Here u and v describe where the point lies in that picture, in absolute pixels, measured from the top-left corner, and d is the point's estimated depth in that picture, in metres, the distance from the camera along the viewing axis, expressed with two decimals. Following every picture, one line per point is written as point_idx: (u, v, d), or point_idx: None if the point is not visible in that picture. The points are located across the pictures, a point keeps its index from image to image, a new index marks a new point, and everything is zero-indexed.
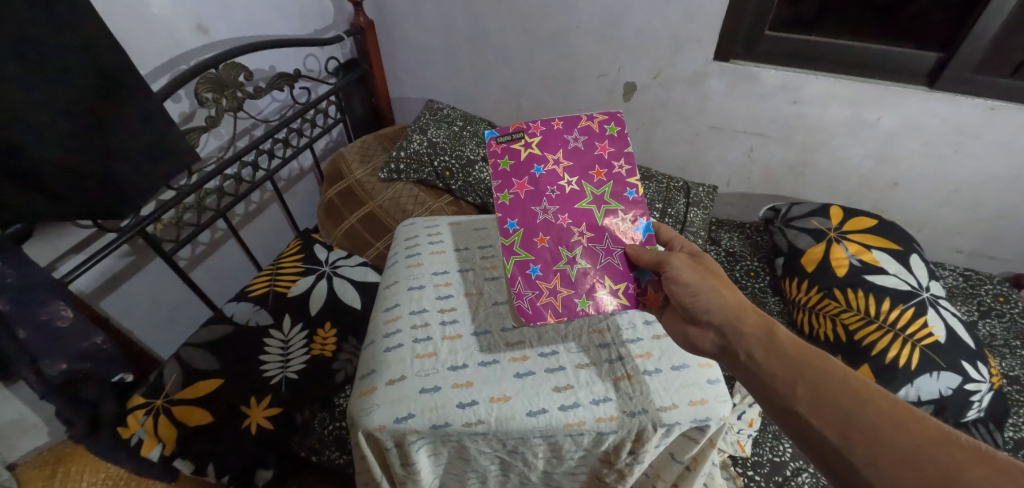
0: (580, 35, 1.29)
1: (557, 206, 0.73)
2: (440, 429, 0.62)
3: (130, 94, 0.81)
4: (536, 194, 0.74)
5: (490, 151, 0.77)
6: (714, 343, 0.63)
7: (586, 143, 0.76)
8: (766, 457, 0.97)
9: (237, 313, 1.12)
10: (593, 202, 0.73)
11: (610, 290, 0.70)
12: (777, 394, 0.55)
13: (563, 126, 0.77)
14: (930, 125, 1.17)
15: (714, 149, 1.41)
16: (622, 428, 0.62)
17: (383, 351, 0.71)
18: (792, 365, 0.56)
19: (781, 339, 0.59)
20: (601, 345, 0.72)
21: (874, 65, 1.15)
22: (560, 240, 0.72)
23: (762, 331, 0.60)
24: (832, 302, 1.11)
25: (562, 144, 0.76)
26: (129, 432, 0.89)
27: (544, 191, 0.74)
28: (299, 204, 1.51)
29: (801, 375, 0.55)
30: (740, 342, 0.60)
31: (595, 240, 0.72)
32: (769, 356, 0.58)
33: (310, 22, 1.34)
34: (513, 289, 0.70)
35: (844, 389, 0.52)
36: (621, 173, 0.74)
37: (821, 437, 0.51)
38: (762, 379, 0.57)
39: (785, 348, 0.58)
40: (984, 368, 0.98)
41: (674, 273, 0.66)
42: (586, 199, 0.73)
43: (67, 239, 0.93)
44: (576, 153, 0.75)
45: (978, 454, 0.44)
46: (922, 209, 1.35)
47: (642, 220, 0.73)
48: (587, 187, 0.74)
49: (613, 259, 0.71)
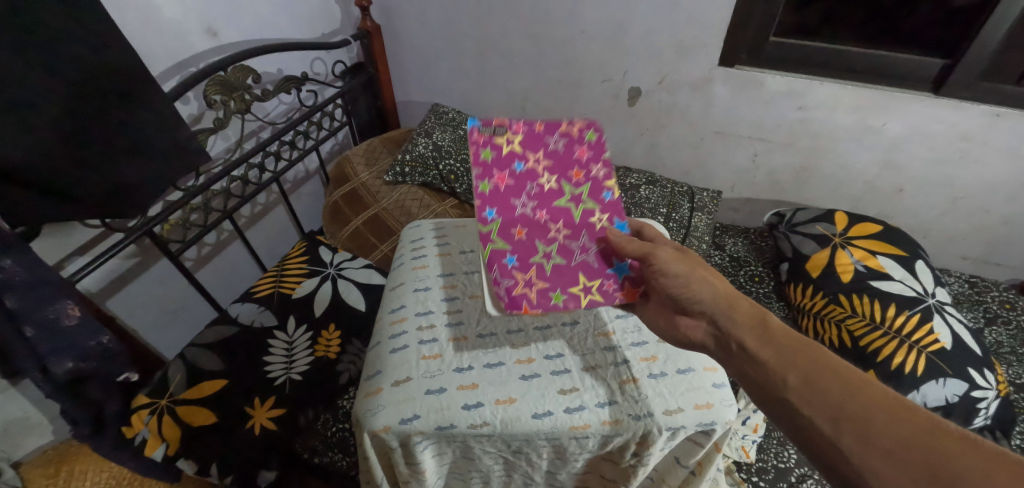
0: (585, 40, 1.30)
1: (535, 202, 0.75)
2: (445, 431, 0.61)
3: (140, 96, 0.82)
4: (516, 188, 0.76)
5: (472, 140, 0.78)
6: (705, 334, 0.62)
7: (566, 145, 0.79)
8: (771, 463, 0.96)
9: (241, 314, 1.13)
10: (570, 202, 0.76)
11: (582, 288, 0.70)
12: (767, 383, 0.54)
13: (544, 128, 0.80)
14: (935, 131, 1.17)
15: (718, 155, 1.41)
16: (626, 431, 0.61)
17: (389, 352, 0.71)
18: (782, 352, 0.55)
19: (772, 327, 0.58)
20: (606, 348, 0.71)
21: (879, 72, 1.15)
22: (536, 233, 0.74)
23: (754, 322, 0.59)
24: (837, 307, 1.11)
25: (543, 144, 0.79)
26: (133, 431, 0.90)
27: (523, 186, 0.76)
28: (304, 206, 1.51)
29: (792, 361, 0.54)
30: (731, 333, 0.59)
31: (571, 237, 0.74)
32: (759, 348, 0.56)
33: (318, 26, 1.36)
34: (489, 276, 0.69)
35: (837, 382, 0.51)
36: (598, 176, 0.78)
37: (813, 427, 0.49)
38: (753, 370, 0.56)
39: (776, 339, 0.56)
40: (991, 374, 0.98)
41: (666, 266, 0.65)
42: (563, 197, 0.76)
43: (75, 239, 0.93)
44: (556, 154, 0.79)
45: (967, 442, 0.44)
46: (927, 215, 1.35)
47: (619, 220, 0.75)
48: (565, 186, 0.77)
49: (587, 257, 0.72)
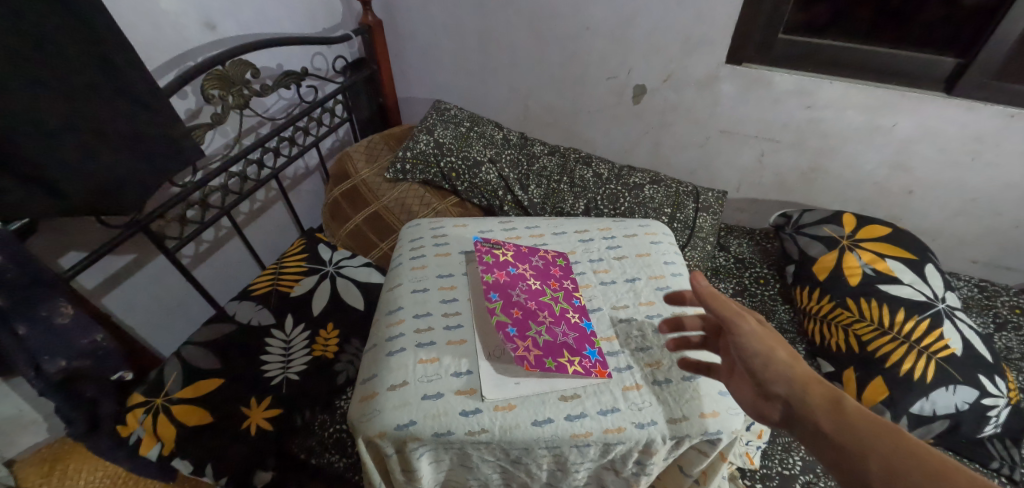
0: (590, 37, 1.28)
1: (526, 294, 0.72)
2: (443, 437, 0.59)
3: (134, 90, 0.80)
4: (511, 282, 0.73)
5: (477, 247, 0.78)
6: (777, 413, 0.51)
7: (544, 264, 0.79)
8: (776, 470, 0.94)
9: (238, 312, 1.11)
10: (552, 299, 0.73)
11: (566, 358, 0.64)
12: (849, 476, 0.44)
13: (527, 250, 0.81)
14: (947, 131, 1.14)
15: (724, 154, 1.39)
16: (629, 440, 0.59)
17: (385, 355, 0.68)
18: (865, 441, 0.45)
19: (851, 412, 0.47)
20: (610, 353, 0.67)
21: (890, 71, 1.13)
22: (529, 315, 0.69)
23: (829, 402, 0.49)
24: (844, 311, 1.08)
25: (529, 261, 0.79)
26: (128, 430, 0.90)
27: (516, 283, 0.73)
28: (304, 203, 1.50)
29: (876, 452, 0.44)
30: (808, 414, 0.48)
31: (556, 323, 0.69)
32: (842, 435, 0.46)
33: (318, 20, 1.34)
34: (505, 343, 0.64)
35: (928, 475, 0.41)
36: (570, 286, 0.76)
37: None
38: (838, 460, 0.45)
39: (860, 423, 0.46)
40: (1002, 382, 0.95)
41: (736, 334, 0.55)
42: (547, 295, 0.73)
43: (69, 236, 0.92)
44: (539, 268, 0.78)
45: None
46: (938, 217, 1.32)
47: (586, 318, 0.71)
48: (547, 289, 0.74)
49: (568, 337, 0.67)
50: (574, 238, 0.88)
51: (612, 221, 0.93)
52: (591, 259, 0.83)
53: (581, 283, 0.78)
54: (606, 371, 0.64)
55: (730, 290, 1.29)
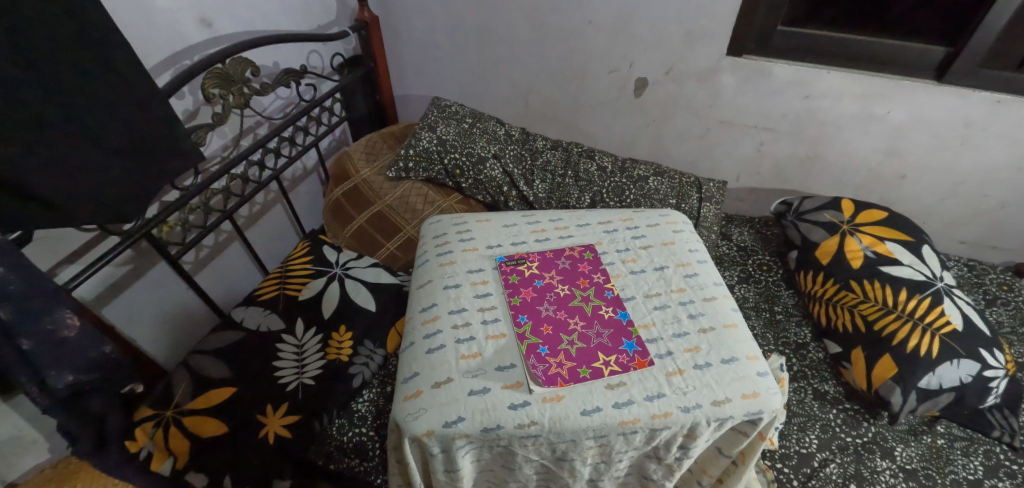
0: (592, 30, 1.28)
1: (555, 305, 0.72)
2: (491, 432, 0.59)
3: (133, 87, 0.76)
4: (537, 298, 0.73)
5: (499, 271, 0.78)
6: None
7: (572, 264, 0.79)
8: (793, 449, 0.96)
9: (246, 318, 1.08)
10: (583, 300, 0.73)
11: (601, 361, 0.64)
12: None
13: (553, 253, 0.82)
14: (937, 117, 1.19)
15: (724, 145, 1.42)
16: (675, 425, 0.59)
17: (425, 353, 0.67)
18: None
19: None
20: (649, 340, 0.67)
21: (882, 60, 1.17)
22: (560, 327, 0.69)
23: None
24: (849, 293, 1.12)
25: (556, 266, 0.79)
26: (137, 445, 0.86)
27: (544, 296, 0.73)
28: (303, 204, 1.46)
29: None
30: None
31: (588, 325, 0.69)
32: None
33: (313, 17, 1.31)
34: (527, 363, 0.64)
35: None
36: (600, 280, 0.76)
37: None
38: None
39: None
40: (1000, 354, 0.99)
41: None
42: (577, 298, 0.73)
43: (67, 244, 0.88)
44: (566, 271, 0.78)
45: None
46: (928, 201, 1.38)
47: (621, 310, 0.72)
48: (577, 291, 0.74)
49: (602, 337, 0.67)
50: (599, 229, 0.88)
51: (633, 211, 0.93)
52: (618, 249, 0.83)
53: (611, 273, 0.78)
54: (647, 361, 0.64)
55: (735, 278, 1.31)
